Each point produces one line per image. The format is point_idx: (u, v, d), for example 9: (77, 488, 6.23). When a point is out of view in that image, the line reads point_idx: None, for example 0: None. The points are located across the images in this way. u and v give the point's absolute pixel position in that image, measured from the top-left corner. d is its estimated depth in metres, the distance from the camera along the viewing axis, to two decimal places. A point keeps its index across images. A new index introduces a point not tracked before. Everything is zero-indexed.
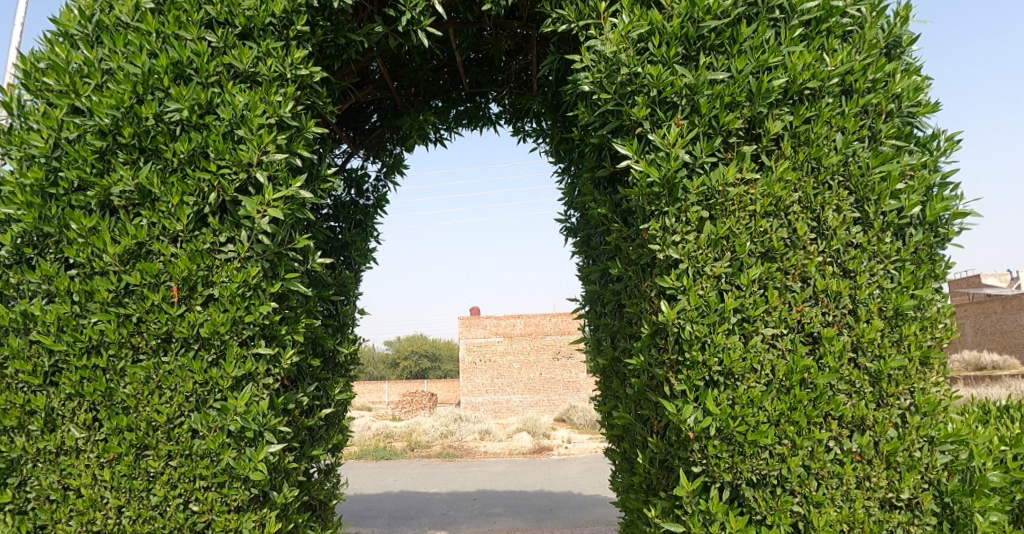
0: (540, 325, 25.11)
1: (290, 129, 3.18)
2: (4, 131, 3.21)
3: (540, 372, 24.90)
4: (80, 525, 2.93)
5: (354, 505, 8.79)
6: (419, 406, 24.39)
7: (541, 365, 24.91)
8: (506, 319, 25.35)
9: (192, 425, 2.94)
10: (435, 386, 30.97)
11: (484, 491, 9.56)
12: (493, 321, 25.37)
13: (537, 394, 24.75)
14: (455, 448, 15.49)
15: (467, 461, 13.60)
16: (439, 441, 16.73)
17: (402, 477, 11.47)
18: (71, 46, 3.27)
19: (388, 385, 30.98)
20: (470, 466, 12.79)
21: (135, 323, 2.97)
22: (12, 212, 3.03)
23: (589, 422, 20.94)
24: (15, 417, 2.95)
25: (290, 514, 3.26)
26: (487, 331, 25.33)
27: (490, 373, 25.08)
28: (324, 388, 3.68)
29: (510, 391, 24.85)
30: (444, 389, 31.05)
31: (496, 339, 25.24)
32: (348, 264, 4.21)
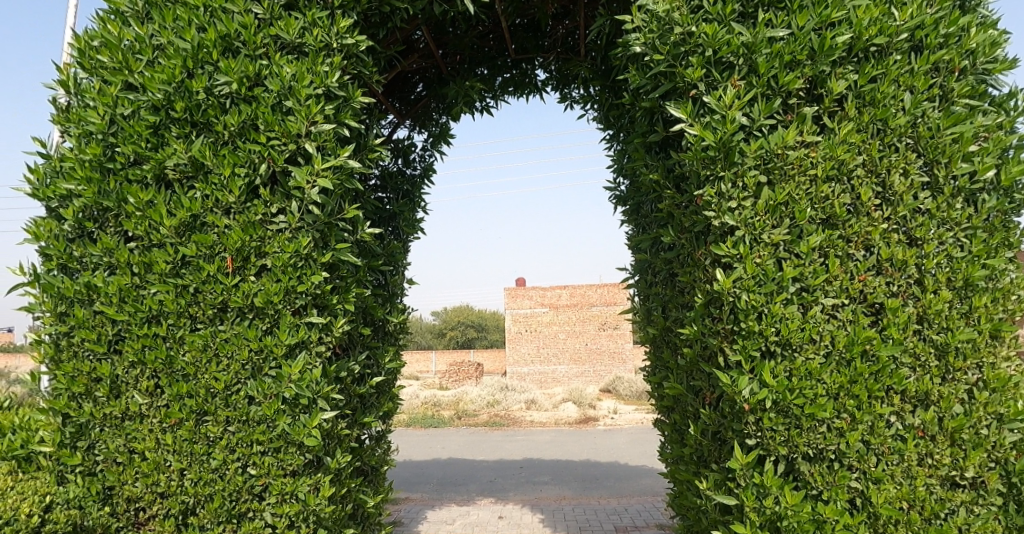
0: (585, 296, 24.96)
1: (337, 99, 3.17)
2: (63, 109, 3.30)
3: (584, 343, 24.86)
4: (145, 486, 3.06)
5: (404, 471, 8.99)
6: (464, 376, 24.71)
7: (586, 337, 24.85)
8: (551, 290, 25.26)
9: (249, 392, 3.02)
10: (482, 357, 31.40)
11: (531, 460, 9.64)
12: (539, 292, 25.39)
13: (581, 365, 24.74)
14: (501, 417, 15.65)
15: (514, 430, 13.78)
16: (486, 410, 16.90)
17: (450, 444, 11.70)
18: (122, 23, 3.32)
19: (434, 355, 31.49)
20: (517, 435, 12.92)
21: (193, 293, 3.04)
22: (74, 187, 3.12)
23: (635, 393, 20.84)
24: (83, 384, 3.08)
25: (343, 479, 3.31)
26: (534, 302, 25.42)
27: (535, 345, 25.20)
28: (374, 356, 3.71)
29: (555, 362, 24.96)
30: (490, 359, 31.39)
31: (542, 311, 25.30)
32: (397, 235, 4.23)
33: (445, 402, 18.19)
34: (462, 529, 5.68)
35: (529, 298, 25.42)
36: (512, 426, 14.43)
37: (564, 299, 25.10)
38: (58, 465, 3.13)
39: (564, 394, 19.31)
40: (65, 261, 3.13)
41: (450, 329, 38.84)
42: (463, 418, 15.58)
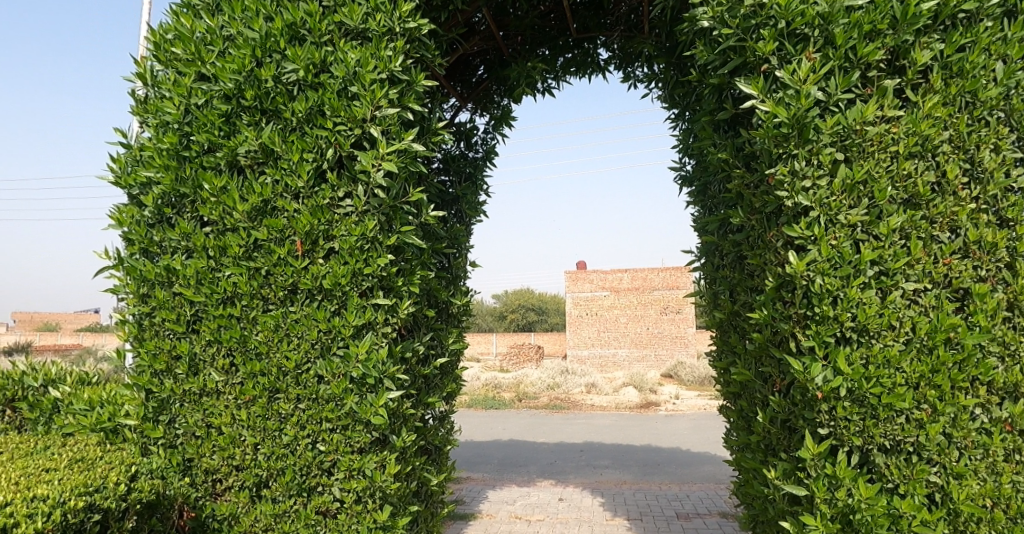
0: (647, 279, 24.47)
1: (401, 83, 3.20)
2: (142, 100, 3.46)
3: (647, 327, 24.48)
4: (222, 459, 3.21)
5: (465, 451, 9.15)
6: (524, 359, 24.88)
7: (648, 321, 24.46)
8: (613, 273, 25.04)
9: (318, 371, 3.12)
10: (541, 341, 31.52)
11: (591, 444, 9.64)
12: (601, 274, 25.27)
13: (643, 349, 24.46)
14: (562, 400, 15.70)
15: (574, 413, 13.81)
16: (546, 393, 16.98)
17: (512, 426, 11.83)
18: (193, 16, 3.45)
19: (494, 337, 31.81)
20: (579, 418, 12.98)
21: (264, 276, 3.16)
22: (153, 175, 3.28)
23: (697, 378, 20.48)
24: (164, 361, 3.25)
25: (408, 457, 3.38)
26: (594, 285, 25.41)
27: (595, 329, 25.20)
28: (439, 337, 3.77)
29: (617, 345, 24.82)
30: (550, 342, 31.45)
31: (603, 294, 25.16)
32: (460, 218, 4.25)
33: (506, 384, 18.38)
34: (522, 510, 5.75)
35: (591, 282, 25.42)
36: (571, 409, 14.45)
37: (625, 283, 24.82)
38: (142, 438, 3.33)
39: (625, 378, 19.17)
40: (146, 245, 3.29)
41: (508, 312, 39.09)
42: (522, 400, 15.70)
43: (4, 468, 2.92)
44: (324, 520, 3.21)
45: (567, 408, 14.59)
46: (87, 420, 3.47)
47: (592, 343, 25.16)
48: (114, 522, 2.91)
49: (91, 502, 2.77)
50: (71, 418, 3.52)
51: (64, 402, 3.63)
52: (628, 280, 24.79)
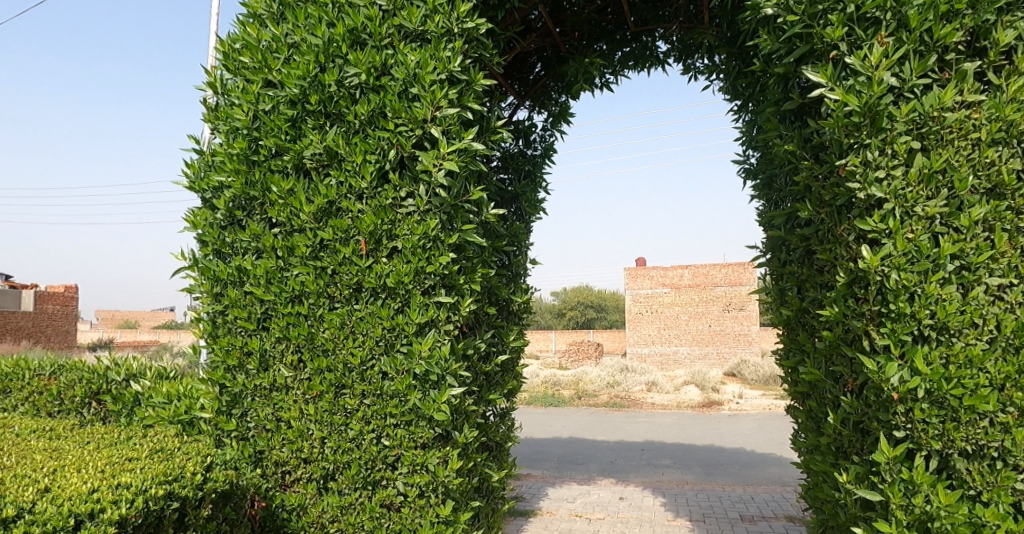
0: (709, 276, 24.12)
1: (460, 83, 3.23)
2: (213, 108, 3.61)
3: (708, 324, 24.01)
4: (291, 452, 3.33)
5: (524, 448, 9.19)
6: (582, 356, 24.79)
7: (710, 317, 24.00)
8: (674, 269, 24.72)
9: (383, 368, 3.19)
10: (601, 337, 31.37)
11: (652, 442, 9.52)
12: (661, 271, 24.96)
13: (705, 346, 23.99)
14: (622, 398, 15.56)
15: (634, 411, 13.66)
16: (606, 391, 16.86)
17: (572, 423, 11.80)
18: (260, 25, 3.58)
19: (553, 335, 31.86)
20: (639, 416, 12.81)
21: (330, 275, 3.25)
22: (225, 179, 3.42)
23: (762, 377, 19.91)
24: (236, 357, 3.39)
25: (470, 453, 3.42)
26: (654, 282, 25.00)
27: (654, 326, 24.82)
28: (500, 334, 3.80)
29: (678, 342, 24.43)
30: (610, 340, 31.26)
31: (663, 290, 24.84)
32: (520, 216, 4.27)
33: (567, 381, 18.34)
34: (583, 508, 5.72)
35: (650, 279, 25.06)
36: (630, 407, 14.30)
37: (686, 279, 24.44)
38: (216, 430, 3.48)
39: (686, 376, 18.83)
40: (219, 246, 3.44)
41: (568, 309, 39.07)
42: (581, 398, 15.65)
43: (92, 457, 3.10)
44: (388, 513, 3.28)
45: (628, 406, 14.45)
46: (166, 413, 3.65)
47: (652, 340, 24.83)
48: (191, 509, 3.05)
49: (170, 491, 2.92)
50: (151, 410, 3.71)
51: (145, 396, 3.83)
52: (689, 276, 24.42)
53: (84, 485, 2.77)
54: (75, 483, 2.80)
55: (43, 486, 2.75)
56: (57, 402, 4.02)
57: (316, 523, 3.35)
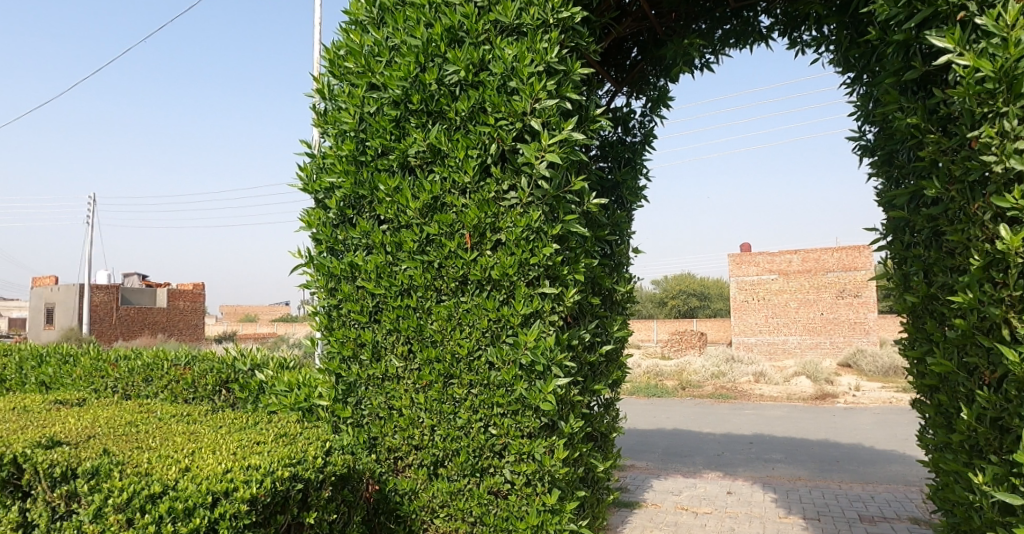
0: (821, 261, 22.76)
1: (558, 74, 3.24)
2: (321, 113, 3.80)
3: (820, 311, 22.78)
4: (403, 439, 3.48)
5: (627, 438, 9.12)
6: (687, 345, 23.99)
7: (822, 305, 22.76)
8: (780, 255, 23.59)
9: (489, 358, 3.27)
10: (704, 326, 30.54)
11: (761, 436, 9.16)
12: (767, 257, 23.81)
13: (817, 335, 22.80)
14: (728, 389, 15.06)
15: (741, 403, 13.18)
16: (710, 382, 16.37)
17: (676, 415, 11.54)
18: (362, 31, 3.73)
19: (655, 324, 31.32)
20: (746, 409, 12.35)
21: (437, 268, 3.36)
22: (335, 180, 3.60)
23: (881, 368, 18.63)
24: (351, 348, 3.57)
25: (575, 443, 3.42)
26: (762, 268, 23.87)
27: (762, 314, 23.89)
28: (603, 324, 3.78)
29: (788, 331, 23.38)
30: (714, 329, 30.38)
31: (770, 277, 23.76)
32: (621, 204, 4.21)
33: (668, 372, 17.96)
34: (688, 501, 5.60)
35: (755, 267, 23.99)
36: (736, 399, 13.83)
37: (795, 266, 23.23)
38: (333, 417, 3.68)
39: (795, 367, 17.95)
40: (332, 244, 3.63)
41: (670, 298, 38.15)
42: (686, 389, 15.29)
43: (225, 440, 3.37)
44: (496, 500, 3.36)
45: (734, 397, 13.97)
46: (288, 400, 3.91)
47: (760, 329, 23.95)
48: (314, 491, 3.21)
49: (295, 472, 3.10)
50: (275, 398, 3.98)
51: (268, 384, 4.11)
52: (798, 262, 23.18)
53: (219, 465, 3.02)
54: (211, 463, 3.06)
55: (185, 465, 3.03)
56: (192, 390, 4.40)
57: (428, 508, 3.48)
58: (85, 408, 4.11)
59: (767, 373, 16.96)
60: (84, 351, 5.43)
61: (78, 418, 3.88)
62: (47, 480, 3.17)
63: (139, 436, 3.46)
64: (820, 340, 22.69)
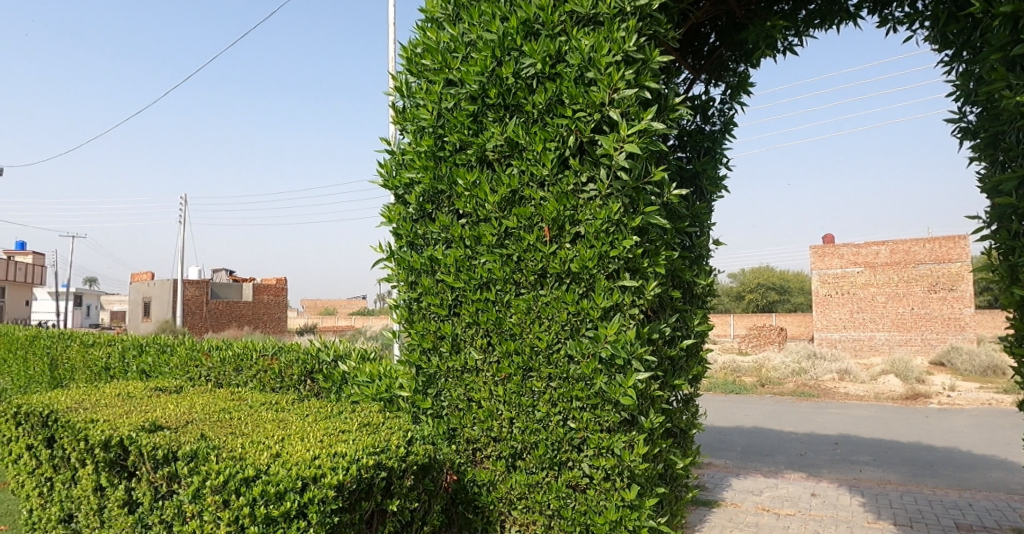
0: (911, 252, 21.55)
1: (636, 62, 3.20)
2: (400, 111, 3.89)
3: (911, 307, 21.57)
4: (482, 430, 3.52)
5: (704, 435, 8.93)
6: (765, 341, 23.38)
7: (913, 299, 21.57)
8: (867, 247, 22.51)
9: (568, 351, 3.26)
10: (784, 321, 29.49)
11: (847, 436, 8.77)
12: (852, 250, 22.81)
13: (907, 332, 21.60)
14: (810, 387, 14.49)
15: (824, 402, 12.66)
16: (791, 379, 15.80)
17: (754, 413, 11.20)
18: (438, 28, 3.80)
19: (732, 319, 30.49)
20: (829, 408, 11.84)
21: (516, 262, 3.39)
22: (415, 175, 3.67)
23: (978, 366, 17.44)
24: (431, 340, 3.64)
25: (655, 438, 3.33)
26: (844, 261, 22.97)
27: (847, 308, 22.84)
28: (684, 318, 3.71)
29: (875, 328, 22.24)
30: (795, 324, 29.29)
31: (854, 270, 22.69)
32: (700, 195, 4.10)
33: (742, 369, 17.44)
34: (769, 502, 5.43)
35: (840, 259, 23.04)
36: (820, 397, 13.29)
37: (881, 259, 22.17)
38: (414, 407, 3.77)
39: (881, 366, 17.06)
40: (412, 238, 3.70)
41: (747, 293, 36.99)
42: (765, 386, 14.82)
43: (311, 428, 3.50)
44: (574, 494, 3.35)
45: (817, 396, 13.42)
46: (370, 390, 4.02)
47: (844, 325, 22.90)
48: (396, 479, 3.30)
49: (379, 461, 3.20)
50: (357, 388, 4.11)
51: (351, 375, 4.24)
52: (886, 253, 22.09)
53: (308, 452, 3.14)
54: (300, 449, 3.19)
55: (276, 451, 3.17)
56: (279, 380, 4.61)
57: (506, 499, 3.52)
58: (182, 395, 4.35)
59: (851, 372, 16.20)
60: (179, 342, 5.76)
61: (176, 404, 4.11)
62: (151, 461, 3.39)
63: (233, 422, 3.64)
64: (909, 336, 21.54)
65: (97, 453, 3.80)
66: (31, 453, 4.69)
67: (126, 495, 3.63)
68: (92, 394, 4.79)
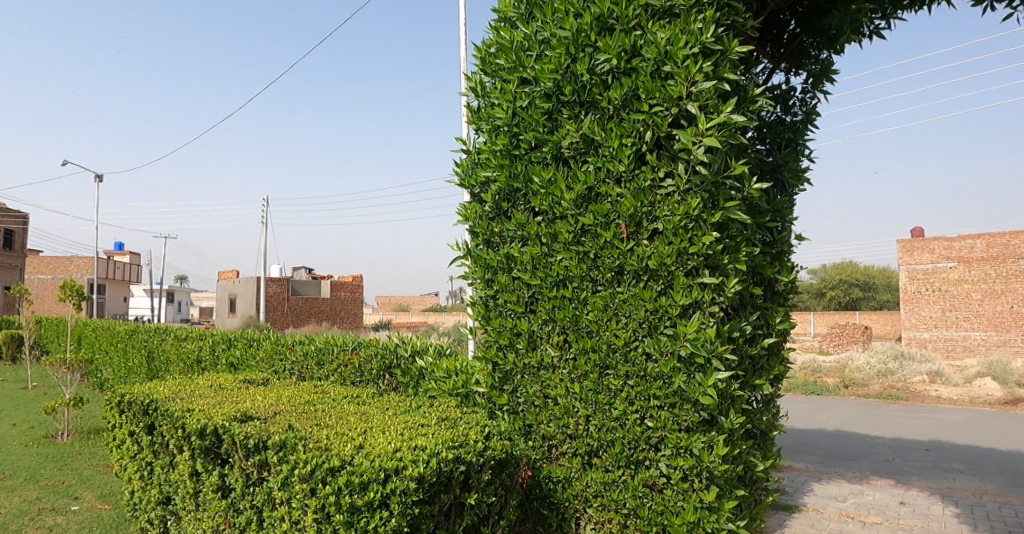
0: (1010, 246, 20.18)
1: (714, 54, 3.12)
2: (474, 110, 3.95)
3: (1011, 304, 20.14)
4: (558, 427, 3.54)
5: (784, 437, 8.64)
6: (847, 340, 22.33)
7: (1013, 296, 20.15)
8: (960, 240, 21.22)
9: (646, 349, 3.23)
10: (868, 319, 28.13)
11: (940, 442, 8.29)
12: (943, 244, 21.58)
13: (1006, 332, 20.18)
14: (897, 390, 13.77)
15: (913, 405, 11.99)
16: (876, 380, 15.06)
17: (836, 415, 10.73)
18: (511, 27, 3.83)
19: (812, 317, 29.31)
20: (918, 412, 11.21)
21: (593, 259, 3.39)
22: (491, 174, 3.73)
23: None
24: (507, 337, 3.69)
25: (735, 439, 3.26)
26: (934, 256, 21.72)
27: (937, 306, 21.55)
28: (764, 316, 3.61)
29: (969, 327, 20.90)
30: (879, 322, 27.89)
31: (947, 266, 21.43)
32: (781, 189, 3.97)
33: (821, 370, 16.74)
34: (854, 509, 5.20)
35: (929, 254, 21.79)
36: (909, 400, 12.60)
37: (976, 253, 20.83)
38: (491, 403, 3.83)
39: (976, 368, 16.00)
40: (489, 236, 3.77)
41: (828, 289, 35.48)
42: (849, 387, 14.18)
43: (392, 421, 3.61)
44: (651, 494, 3.31)
45: (905, 399, 12.73)
46: (447, 386, 4.11)
47: (934, 324, 21.62)
48: (475, 473, 3.35)
49: (458, 455, 3.26)
50: (434, 383, 4.21)
51: (428, 370, 4.35)
52: (982, 247, 20.75)
53: (390, 444, 3.24)
54: (382, 442, 3.28)
55: (359, 443, 3.28)
56: (359, 374, 4.79)
57: (581, 496, 3.52)
58: (269, 387, 4.57)
59: (942, 374, 15.28)
60: (264, 336, 6.05)
61: (264, 396, 4.32)
62: (243, 449, 3.57)
63: (318, 414, 3.79)
64: (1008, 337, 20.11)
65: (193, 441, 4.03)
66: (134, 439, 5.03)
67: (219, 481, 3.84)
68: (188, 384, 5.09)
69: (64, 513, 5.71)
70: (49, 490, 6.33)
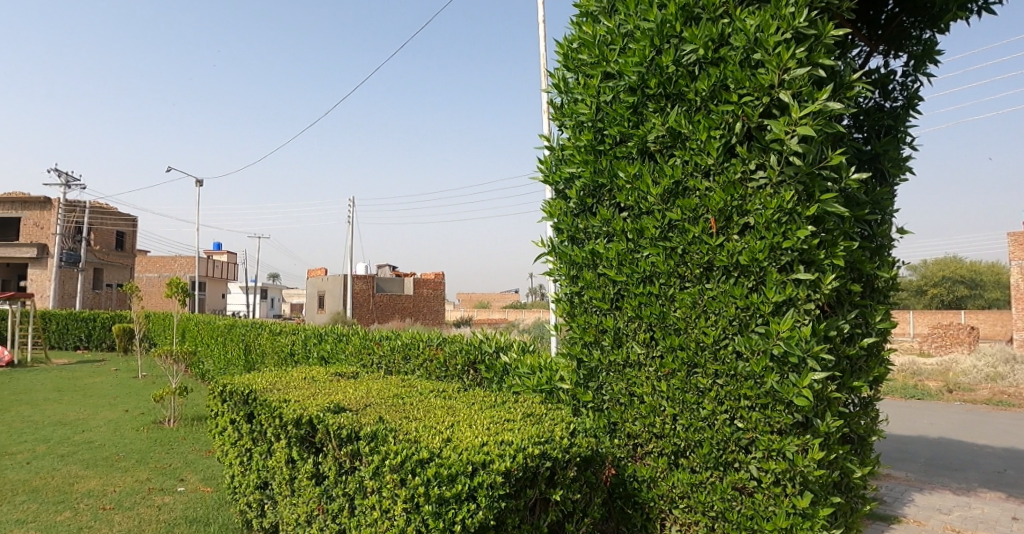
0: None
1: (808, 39, 2.98)
2: (557, 107, 3.97)
3: None
4: (644, 426, 3.49)
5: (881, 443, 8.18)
6: (950, 341, 20.82)
7: None
8: None
9: (736, 348, 3.13)
10: (974, 319, 26.15)
11: None
12: None
13: None
14: (1009, 396, 12.73)
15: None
16: (985, 385, 13.97)
17: (939, 422, 10.04)
18: (593, 21, 3.82)
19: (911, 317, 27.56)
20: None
21: (680, 255, 3.32)
22: (575, 170, 3.76)
23: None
24: (593, 333, 3.69)
25: (832, 444, 3.09)
26: None
27: None
28: (864, 314, 3.42)
29: None
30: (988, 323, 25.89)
31: None
32: (881, 179, 3.74)
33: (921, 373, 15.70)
34: (963, 523, 4.85)
35: None
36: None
37: None
38: (575, 400, 3.84)
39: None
40: (573, 232, 3.80)
41: (930, 286, 33.25)
42: (953, 392, 13.24)
43: (478, 416, 3.67)
44: (740, 497, 3.21)
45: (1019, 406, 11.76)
46: (531, 382, 4.16)
47: None
48: (560, 470, 3.36)
49: (544, 451, 3.28)
50: (519, 379, 4.26)
51: (512, 366, 4.41)
52: None
53: (477, 438, 3.30)
54: (469, 435, 3.35)
55: (447, 436, 3.35)
56: (444, 368, 4.94)
57: (667, 497, 3.45)
58: (358, 380, 4.75)
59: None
60: (353, 331, 6.29)
61: (354, 388, 4.49)
62: (336, 439, 3.72)
63: (406, 407, 3.91)
64: None
65: (290, 430, 4.24)
66: (235, 426, 5.34)
67: (314, 468, 4.02)
68: (283, 376, 5.37)
69: (172, 493, 6.15)
70: (158, 472, 6.82)
